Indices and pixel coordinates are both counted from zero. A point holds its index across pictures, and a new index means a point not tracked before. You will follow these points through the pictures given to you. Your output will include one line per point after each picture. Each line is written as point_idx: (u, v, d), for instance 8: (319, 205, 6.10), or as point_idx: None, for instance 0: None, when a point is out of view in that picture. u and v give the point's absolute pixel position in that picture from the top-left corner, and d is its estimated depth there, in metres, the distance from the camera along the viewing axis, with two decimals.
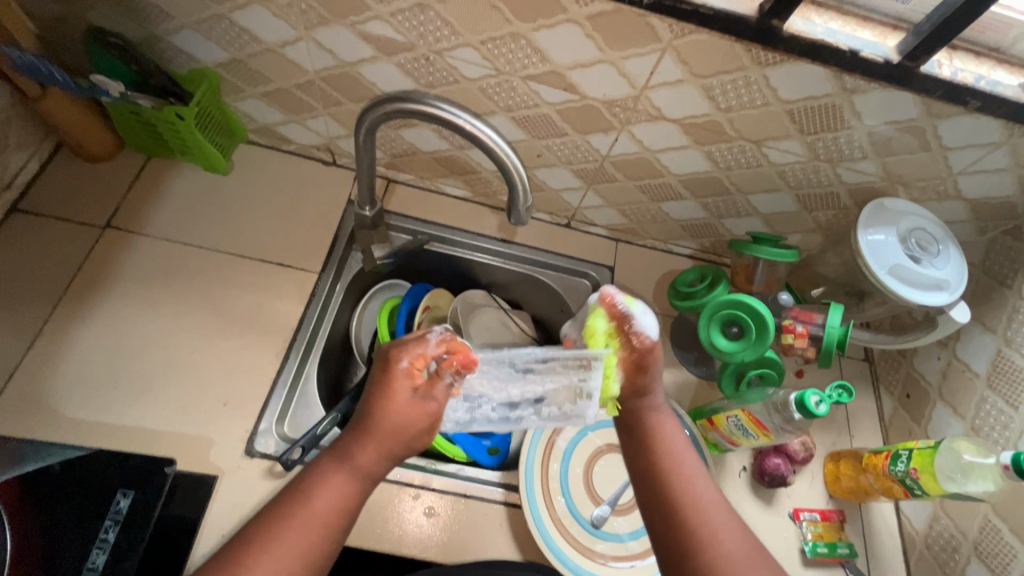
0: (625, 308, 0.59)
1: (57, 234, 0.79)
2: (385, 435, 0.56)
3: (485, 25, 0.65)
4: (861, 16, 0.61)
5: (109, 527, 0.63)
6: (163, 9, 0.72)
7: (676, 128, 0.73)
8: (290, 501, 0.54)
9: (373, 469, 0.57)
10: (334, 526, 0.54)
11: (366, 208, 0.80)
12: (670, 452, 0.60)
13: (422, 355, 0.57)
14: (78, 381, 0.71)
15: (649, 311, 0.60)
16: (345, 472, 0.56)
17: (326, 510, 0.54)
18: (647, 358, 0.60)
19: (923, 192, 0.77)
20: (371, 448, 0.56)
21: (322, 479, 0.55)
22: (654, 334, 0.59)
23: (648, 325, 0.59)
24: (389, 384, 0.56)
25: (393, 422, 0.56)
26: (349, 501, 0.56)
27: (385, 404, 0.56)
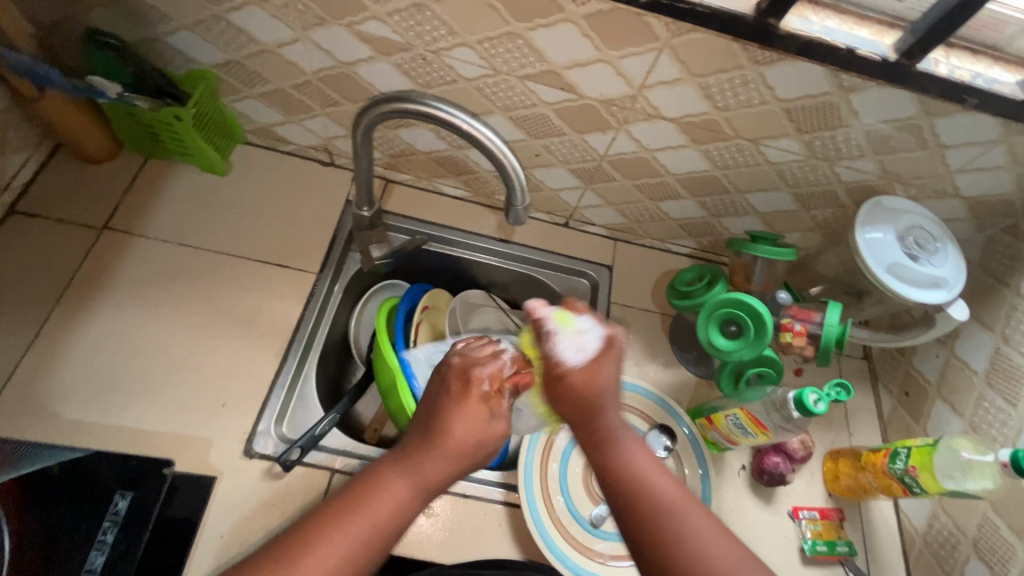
0: (550, 326, 0.66)
1: (55, 235, 0.79)
2: (455, 450, 0.58)
3: (482, 24, 0.65)
4: (858, 14, 0.61)
5: (107, 529, 0.59)
6: (160, 10, 0.72)
7: (674, 127, 0.73)
8: (351, 500, 0.54)
9: (438, 483, 0.57)
10: (389, 533, 0.53)
11: (364, 209, 0.80)
12: (635, 472, 0.58)
13: (497, 376, 0.65)
14: (76, 382, 0.71)
15: (579, 330, 0.66)
16: (412, 480, 0.56)
17: (383, 515, 0.53)
18: (568, 377, 0.64)
19: (920, 190, 0.77)
20: (443, 460, 0.58)
21: (385, 484, 0.55)
22: (568, 356, 0.64)
23: (561, 346, 0.65)
24: (466, 397, 0.62)
25: (467, 438, 0.59)
26: (407, 511, 0.55)
27: (461, 418, 0.60)
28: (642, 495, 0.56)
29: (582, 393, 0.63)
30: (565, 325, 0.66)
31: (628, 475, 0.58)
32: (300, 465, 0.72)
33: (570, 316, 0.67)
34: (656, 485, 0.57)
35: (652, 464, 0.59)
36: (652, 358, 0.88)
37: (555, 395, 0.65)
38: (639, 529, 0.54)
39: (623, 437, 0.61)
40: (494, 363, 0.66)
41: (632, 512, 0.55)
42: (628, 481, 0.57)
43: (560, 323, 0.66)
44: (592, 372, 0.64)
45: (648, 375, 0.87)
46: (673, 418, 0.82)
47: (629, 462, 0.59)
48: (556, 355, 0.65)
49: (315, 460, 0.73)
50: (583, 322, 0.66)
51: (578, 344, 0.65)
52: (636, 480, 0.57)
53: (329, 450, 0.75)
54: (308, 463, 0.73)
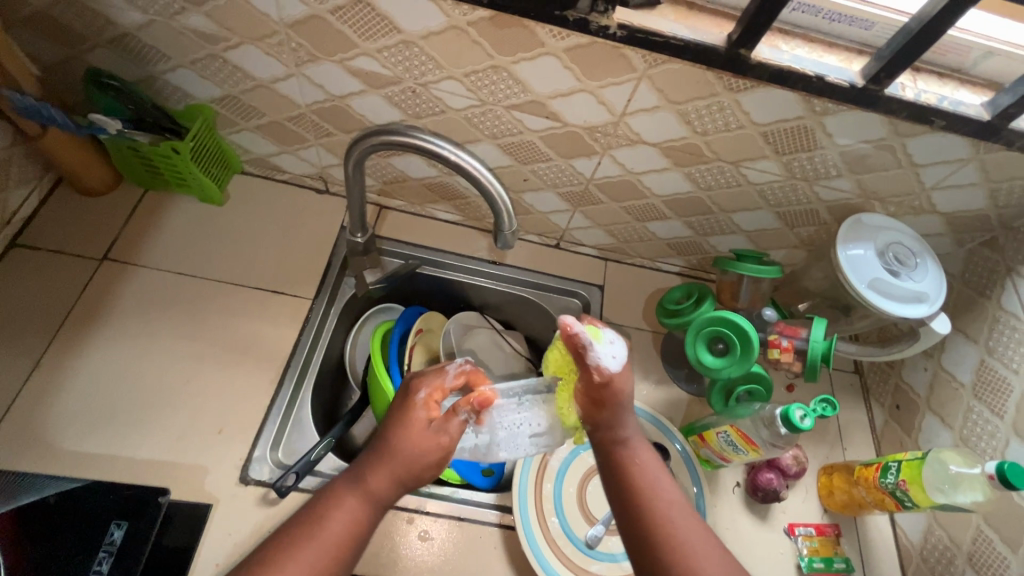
0: (585, 341, 0.61)
1: (55, 267, 0.81)
2: (398, 463, 0.58)
3: (468, 58, 0.68)
4: (826, 42, 0.64)
5: (102, 559, 0.59)
6: (160, 50, 0.75)
7: (656, 151, 0.76)
8: (302, 522, 0.56)
9: (384, 494, 0.58)
10: (346, 549, 0.55)
11: (357, 235, 0.82)
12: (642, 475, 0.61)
13: (440, 388, 0.62)
14: (74, 413, 0.72)
15: (610, 341, 0.63)
16: (358, 496, 0.57)
17: (335, 534, 0.55)
18: (608, 386, 0.62)
19: (898, 207, 0.79)
20: (383, 474, 0.58)
21: (335, 503, 0.57)
22: (611, 366, 0.62)
23: (604, 357, 0.61)
24: (412, 411, 0.61)
25: (410, 447, 0.59)
26: (361, 522, 0.57)
27: (402, 430, 0.60)
28: (646, 500, 0.59)
29: (609, 400, 0.63)
30: (599, 337, 0.62)
31: (636, 479, 0.61)
32: (295, 491, 0.73)
33: (598, 328, 0.63)
34: (661, 490, 0.60)
35: (659, 470, 0.63)
36: (645, 377, 0.89)
37: (588, 404, 0.63)
38: (641, 537, 0.58)
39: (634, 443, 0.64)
40: (437, 376, 0.63)
41: (636, 516, 0.59)
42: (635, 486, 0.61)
43: (595, 337, 0.62)
44: (626, 377, 0.64)
45: (640, 394, 0.87)
46: (665, 435, 0.82)
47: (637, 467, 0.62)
48: (597, 368, 0.61)
49: (310, 486, 0.74)
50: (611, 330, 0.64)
51: (615, 351, 0.63)
52: (643, 485, 0.61)
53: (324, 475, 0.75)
54: (304, 489, 0.73)
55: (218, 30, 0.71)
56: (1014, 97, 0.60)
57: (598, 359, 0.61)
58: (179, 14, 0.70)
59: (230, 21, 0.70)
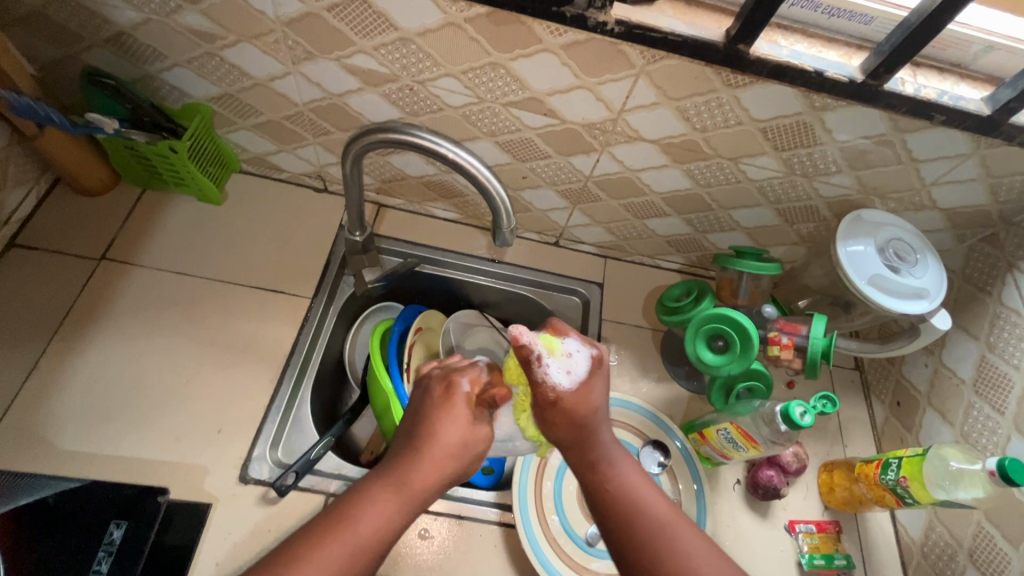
0: (536, 354, 0.61)
1: (54, 267, 0.81)
2: (442, 455, 0.60)
3: (465, 56, 0.68)
4: (825, 38, 0.63)
5: (102, 559, 0.59)
6: (156, 49, 0.75)
7: (655, 148, 0.75)
8: (332, 519, 0.54)
9: (423, 492, 0.58)
10: (378, 547, 0.54)
11: (355, 233, 0.81)
12: (627, 489, 0.60)
13: (478, 380, 0.66)
14: (73, 413, 0.72)
15: (568, 353, 0.62)
16: (394, 495, 0.57)
17: (369, 532, 0.54)
18: (560, 402, 0.62)
19: (898, 203, 0.79)
20: (426, 470, 0.58)
21: (370, 501, 0.56)
22: (559, 382, 0.61)
23: (551, 373, 0.61)
24: (457, 398, 0.64)
25: (457, 436, 0.61)
26: (394, 520, 0.55)
27: (447, 421, 0.62)
28: (636, 516, 0.58)
29: (572, 415, 0.62)
30: (553, 350, 0.61)
31: (621, 493, 0.60)
32: (295, 490, 0.73)
33: (555, 339, 0.62)
34: (648, 503, 0.59)
35: (643, 483, 0.62)
36: (645, 375, 0.89)
37: (550, 417, 0.63)
38: (633, 552, 0.57)
39: (614, 457, 0.63)
40: (475, 370, 0.67)
41: (625, 532, 0.58)
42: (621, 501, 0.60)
43: (548, 349, 0.61)
44: (583, 393, 0.62)
45: (640, 392, 0.87)
46: (665, 433, 0.82)
47: (620, 481, 0.61)
48: (545, 382, 0.61)
49: (310, 485, 0.73)
50: (571, 342, 0.63)
51: (568, 367, 0.62)
52: (630, 500, 0.60)
53: (323, 474, 0.75)
54: (304, 488, 0.73)
55: (215, 28, 0.71)
56: (1014, 92, 0.59)
57: (549, 374, 0.61)
58: (175, 13, 0.70)
59: (226, 19, 0.70)
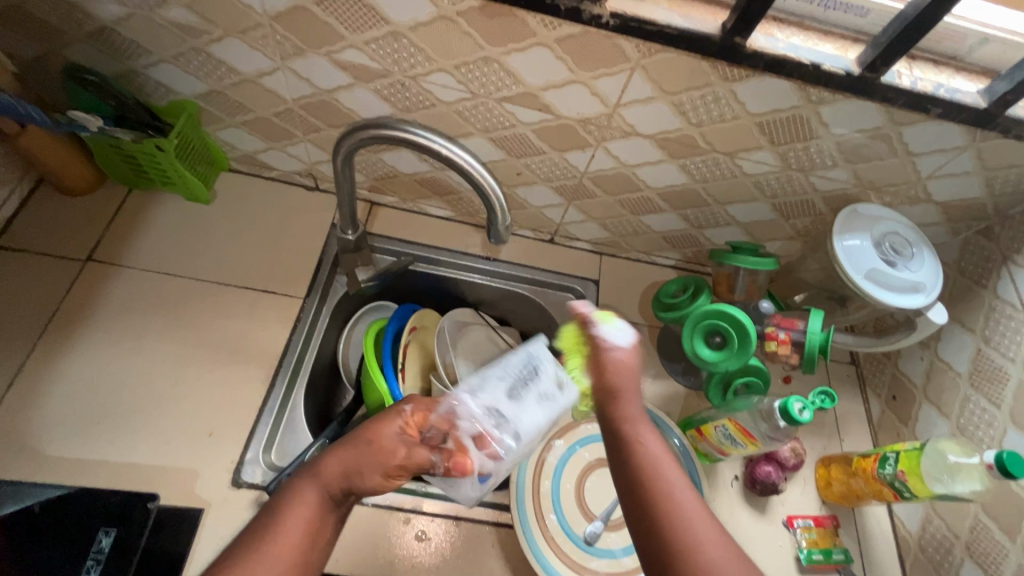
0: (590, 319, 0.67)
1: (36, 269, 0.79)
2: (358, 455, 0.55)
3: (458, 50, 0.66)
4: (822, 31, 0.63)
5: (91, 567, 0.56)
6: (140, 44, 0.73)
7: (651, 143, 0.75)
8: (260, 518, 0.52)
9: (336, 483, 0.54)
10: (303, 546, 0.51)
11: (348, 232, 0.80)
12: (648, 458, 0.55)
13: (423, 413, 0.60)
14: (60, 419, 0.71)
15: (621, 325, 0.66)
16: (312, 486, 0.54)
17: (287, 531, 0.51)
18: (608, 361, 0.63)
19: (894, 197, 0.78)
20: (339, 459, 0.55)
21: (291, 497, 0.53)
22: (619, 342, 0.64)
23: (609, 333, 0.65)
24: (396, 419, 0.59)
25: (380, 452, 0.56)
26: (320, 520, 0.53)
27: (376, 430, 0.58)
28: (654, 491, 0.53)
29: (621, 371, 0.63)
30: (605, 320, 0.66)
31: (641, 461, 0.55)
32: None
33: (611, 315, 0.67)
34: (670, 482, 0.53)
35: (664, 451, 0.56)
36: (643, 372, 0.89)
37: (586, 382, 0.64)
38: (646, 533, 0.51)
39: (639, 423, 0.60)
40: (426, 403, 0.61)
41: (644, 515, 0.52)
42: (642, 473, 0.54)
43: (602, 318, 0.66)
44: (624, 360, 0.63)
45: None
46: (663, 429, 0.81)
47: (641, 448, 0.57)
48: (597, 343, 0.64)
49: None
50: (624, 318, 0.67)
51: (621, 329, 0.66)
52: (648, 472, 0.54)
53: None
54: None
55: (201, 23, 0.69)
56: (1011, 84, 0.59)
57: (604, 336, 0.65)
58: (159, 7, 0.68)
59: (211, 13, 0.68)
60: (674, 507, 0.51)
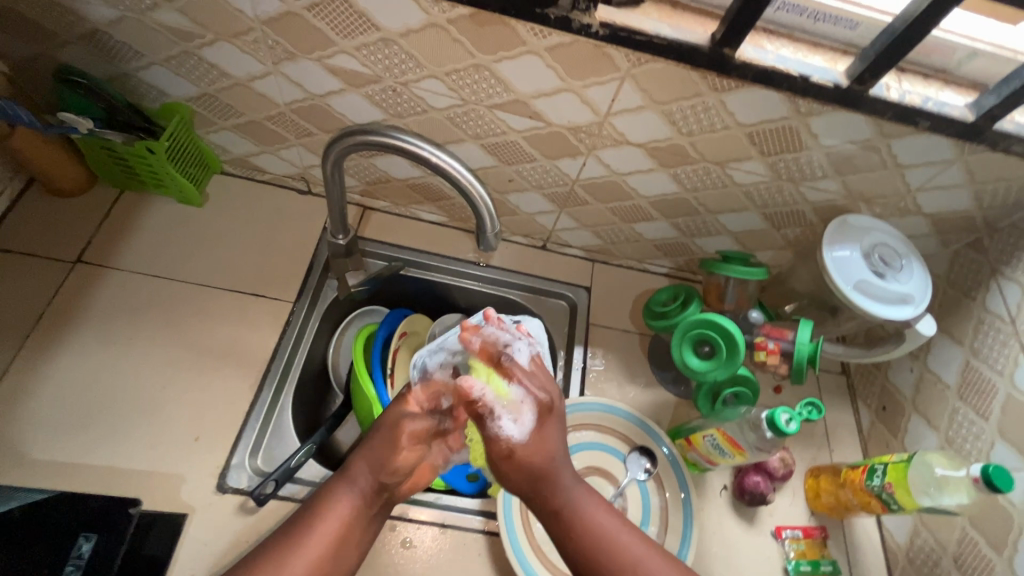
0: (490, 408, 0.62)
1: (24, 270, 0.78)
2: (381, 445, 0.64)
3: (449, 57, 0.67)
4: (811, 42, 0.63)
5: (70, 573, 0.55)
6: (132, 47, 0.73)
7: (641, 151, 0.75)
8: (296, 527, 0.59)
9: (369, 482, 0.63)
10: (338, 547, 0.59)
11: (339, 236, 0.80)
12: (596, 540, 0.60)
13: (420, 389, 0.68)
14: (44, 421, 0.70)
15: (517, 405, 0.62)
16: (349, 490, 0.62)
17: (328, 534, 0.59)
18: (514, 455, 0.63)
19: (884, 208, 0.79)
20: (366, 459, 0.63)
21: (331, 503, 0.61)
22: (517, 435, 0.62)
23: (509, 430, 0.62)
24: (401, 405, 0.67)
25: (398, 436, 0.65)
26: (357, 520, 0.62)
27: (389, 420, 0.67)
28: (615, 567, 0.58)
29: (526, 461, 0.63)
30: (503, 398, 0.63)
31: (592, 543, 0.60)
32: (274, 499, 0.71)
33: (507, 388, 0.63)
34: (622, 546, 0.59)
35: (608, 518, 0.62)
36: (633, 380, 0.88)
37: (502, 470, 0.64)
38: None
39: (578, 500, 0.62)
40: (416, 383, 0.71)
41: None
42: (597, 552, 0.59)
43: (500, 400, 0.62)
44: (538, 442, 0.63)
45: (626, 397, 0.87)
46: (652, 439, 0.81)
47: (593, 526, 0.61)
48: (499, 438, 0.62)
49: (291, 494, 0.72)
50: (519, 391, 0.63)
51: (518, 416, 0.62)
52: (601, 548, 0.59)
53: (303, 482, 0.74)
54: (283, 496, 0.72)
55: (193, 27, 0.69)
56: (998, 99, 0.59)
57: (502, 428, 0.62)
58: (151, 10, 0.68)
59: (203, 17, 0.68)
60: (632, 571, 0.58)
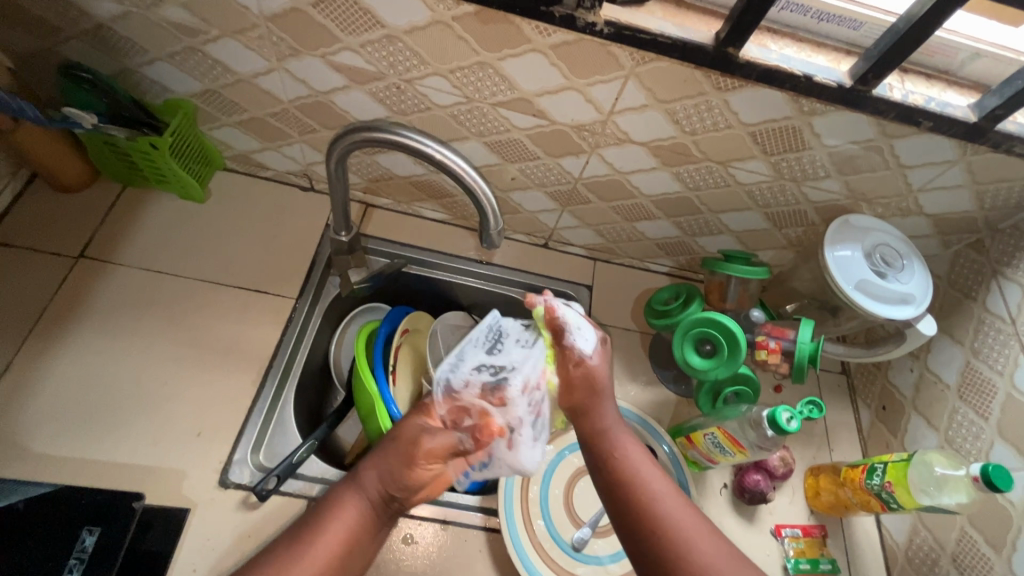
0: (566, 325, 0.68)
1: (27, 265, 0.78)
2: (395, 455, 0.64)
3: (453, 55, 0.67)
4: (815, 42, 0.63)
5: (73, 567, 0.55)
6: (136, 42, 0.73)
7: (644, 150, 0.75)
8: (303, 531, 0.60)
9: (379, 492, 0.63)
10: (345, 551, 0.60)
11: (342, 233, 0.80)
12: (627, 465, 0.62)
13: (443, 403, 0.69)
14: (47, 416, 0.70)
15: (587, 328, 0.69)
16: (357, 497, 0.62)
17: (334, 539, 0.59)
18: (582, 371, 0.67)
19: (885, 208, 0.79)
20: (378, 470, 0.63)
21: (338, 507, 0.61)
22: (590, 350, 0.68)
23: (585, 344, 0.68)
24: (421, 417, 0.68)
25: (415, 451, 0.64)
26: (365, 526, 0.62)
27: (407, 431, 0.66)
28: (636, 495, 0.60)
29: (588, 381, 0.68)
30: (578, 322, 0.69)
31: (623, 468, 0.62)
32: (277, 495, 0.72)
33: (579, 316, 0.70)
34: (647, 479, 0.61)
35: (643, 455, 0.64)
36: (634, 378, 0.89)
37: (567, 387, 0.68)
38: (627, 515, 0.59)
39: (616, 433, 0.66)
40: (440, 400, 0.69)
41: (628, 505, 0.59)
42: (627, 477, 0.61)
43: (575, 322, 0.68)
44: (602, 363, 0.68)
45: (628, 395, 0.87)
46: (653, 437, 0.81)
47: (624, 456, 0.64)
48: (576, 351, 0.68)
49: (293, 489, 0.73)
50: (586, 321, 0.70)
51: (589, 338, 0.68)
52: (630, 474, 0.62)
53: (306, 478, 0.74)
54: (285, 491, 0.72)
55: (197, 23, 0.69)
56: (1001, 99, 0.59)
57: (576, 342, 0.68)
58: (155, 6, 0.68)
59: (207, 13, 0.68)
60: (651, 497, 0.59)
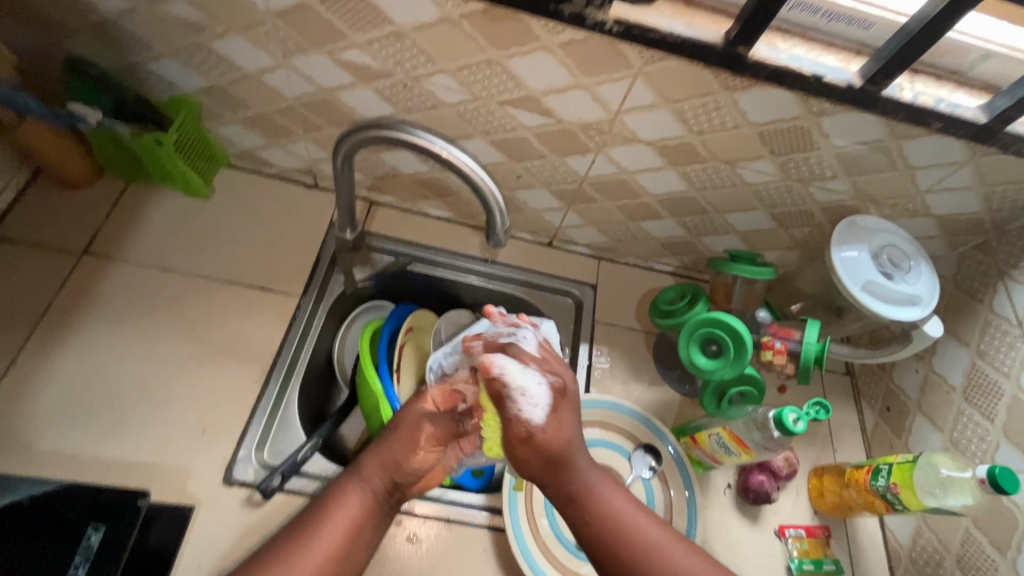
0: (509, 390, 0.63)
1: (31, 261, 0.78)
2: (397, 445, 0.69)
3: (460, 53, 0.66)
4: (825, 42, 0.63)
5: (78, 565, 0.55)
6: (141, 38, 0.73)
7: (651, 149, 0.75)
8: (304, 530, 0.61)
9: (380, 481, 0.67)
10: (349, 542, 0.61)
11: (346, 231, 0.80)
12: (619, 523, 0.64)
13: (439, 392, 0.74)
14: (52, 413, 0.70)
15: (534, 384, 0.64)
16: (359, 487, 0.65)
17: (337, 531, 0.61)
18: (533, 438, 0.64)
19: (893, 209, 0.79)
20: (379, 462, 0.67)
21: (340, 500, 0.64)
22: (538, 418, 0.63)
23: (531, 411, 0.63)
24: (418, 403, 0.74)
25: (416, 437, 0.70)
26: (367, 515, 0.64)
27: (405, 423, 0.71)
28: (626, 556, 0.62)
29: (542, 450, 0.64)
30: (522, 382, 0.64)
31: (612, 526, 0.64)
32: (282, 493, 0.72)
33: (522, 369, 0.65)
34: (641, 534, 0.63)
35: (629, 509, 0.65)
36: (638, 378, 0.89)
37: (518, 457, 0.66)
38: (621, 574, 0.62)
39: (598, 486, 0.66)
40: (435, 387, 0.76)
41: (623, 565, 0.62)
42: (618, 539, 0.63)
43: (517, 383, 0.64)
44: (556, 429, 0.65)
45: (632, 394, 0.87)
46: (657, 437, 0.81)
47: (610, 511, 0.65)
48: (518, 420, 0.64)
49: (297, 487, 0.72)
50: (535, 372, 0.65)
51: (539, 402, 0.63)
52: (623, 535, 0.63)
53: (310, 476, 0.74)
54: (290, 490, 0.72)
55: (204, 19, 0.69)
56: (1011, 101, 0.59)
57: (521, 408, 0.63)
58: (162, 2, 0.68)
59: (213, 9, 0.68)
60: (647, 558, 0.62)
